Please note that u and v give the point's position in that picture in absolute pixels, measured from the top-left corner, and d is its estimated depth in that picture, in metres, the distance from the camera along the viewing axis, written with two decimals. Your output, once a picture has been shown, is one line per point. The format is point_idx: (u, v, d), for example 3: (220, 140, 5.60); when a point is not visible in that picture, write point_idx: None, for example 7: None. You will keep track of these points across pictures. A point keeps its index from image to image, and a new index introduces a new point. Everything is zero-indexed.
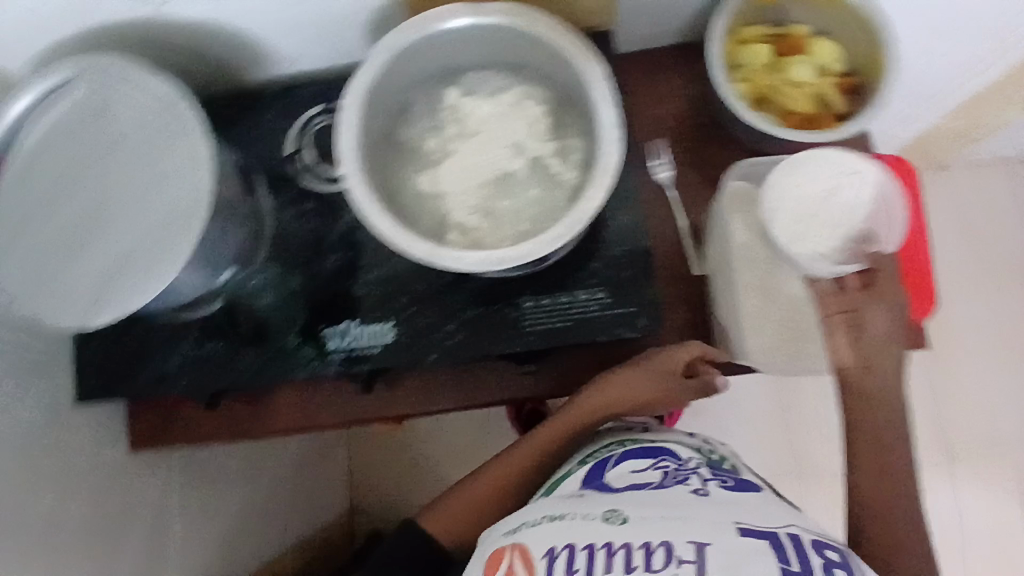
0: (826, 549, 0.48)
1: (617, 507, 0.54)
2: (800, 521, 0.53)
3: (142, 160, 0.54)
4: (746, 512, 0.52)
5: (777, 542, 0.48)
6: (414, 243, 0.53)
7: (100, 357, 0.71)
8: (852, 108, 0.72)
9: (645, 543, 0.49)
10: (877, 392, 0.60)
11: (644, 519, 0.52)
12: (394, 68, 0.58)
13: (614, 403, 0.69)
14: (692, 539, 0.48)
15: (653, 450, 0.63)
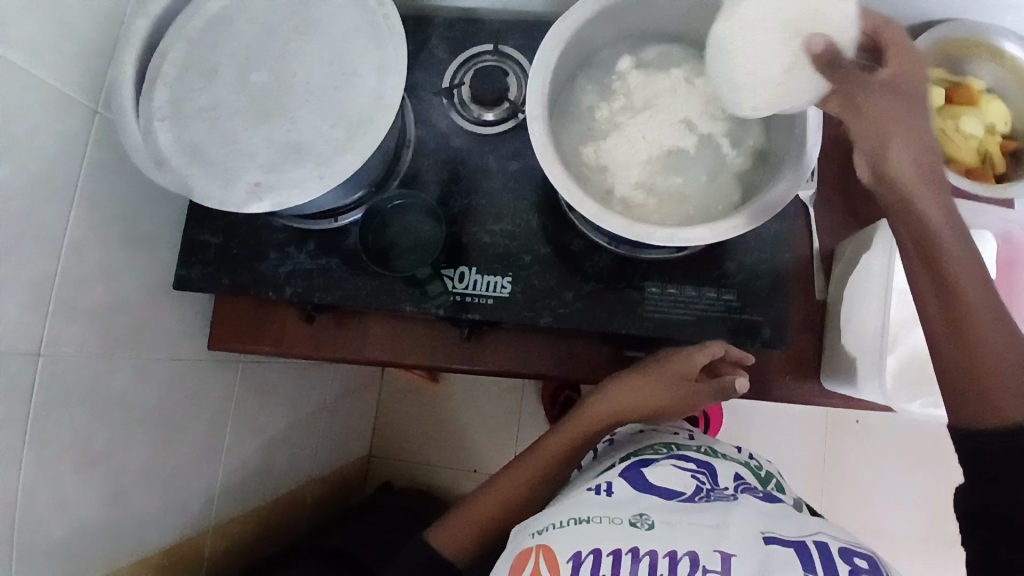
0: (857, 556, 0.46)
1: (644, 510, 0.51)
2: (830, 529, 0.50)
3: (332, 55, 0.55)
4: (773, 520, 0.49)
5: (805, 553, 0.45)
6: (584, 202, 0.52)
7: (209, 243, 0.70)
8: (1008, 172, 0.70)
9: (671, 552, 0.46)
10: (953, 238, 0.46)
11: (671, 524, 0.49)
12: (589, 26, 0.57)
13: (635, 404, 0.67)
14: (718, 549, 0.46)
15: (697, 458, 0.59)
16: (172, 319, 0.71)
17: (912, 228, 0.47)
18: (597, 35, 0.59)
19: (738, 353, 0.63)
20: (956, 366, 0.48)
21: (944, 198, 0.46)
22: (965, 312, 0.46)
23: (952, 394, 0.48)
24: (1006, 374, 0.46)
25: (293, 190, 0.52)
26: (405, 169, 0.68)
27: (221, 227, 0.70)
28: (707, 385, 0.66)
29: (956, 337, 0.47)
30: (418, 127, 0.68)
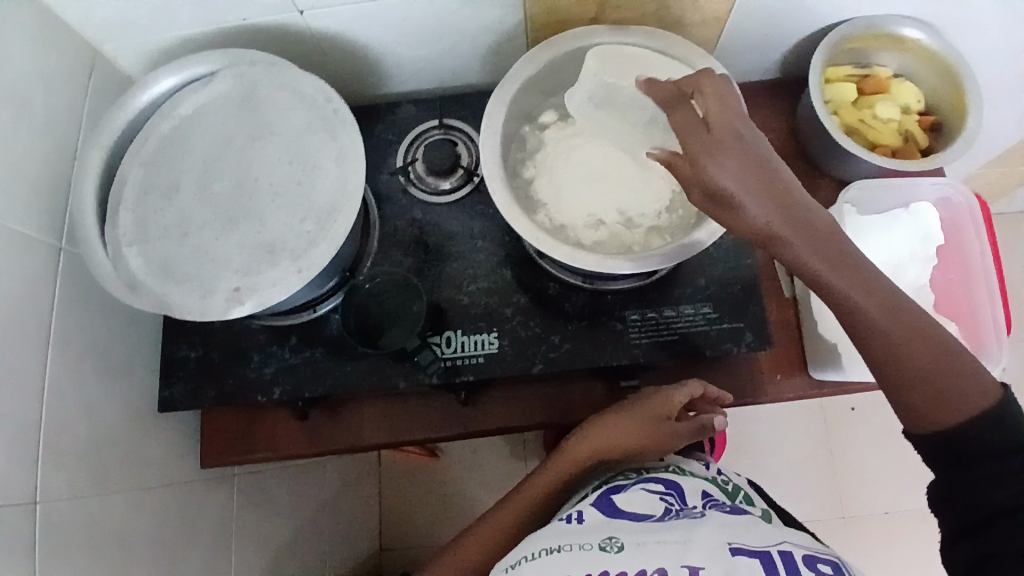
0: (820, 562, 0.51)
1: (614, 534, 0.55)
2: (793, 537, 0.55)
3: (290, 152, 0.57)
4: (740, 532, 0.54)
5: (770, 562, 0.50)
6: (553, 246, 0.56)
7: (190, 356, 0.70)
8: (933, 144, 0.75)
9: (641, 571, 0.50)
10: (846, 280, 0.50)
11: (640, 544, 0.53)
12: (526, 86, 0.62)
13: (615, 444, 0.67)
14: (686, 564, 0.50)
15: (665, 481, 0.64)
16: (161, 443, 0.69)
17: (809, 273, 0.51)
18: (534, 93, 0.64)
19: (716, 392, 0.68)
20: (897, 381, 0.53)
21: (820, 241, 0.49)
22: (882, 334, 0.52)
23: (907, 408, 0.54)
24: (931, 379, 0.52)
25: (273, 288, 0.53)
26: (375, 244, 0.69)
27: (199, 339, 0.70)
28: (687, 424, 0.68)
29: (886, 359, 0.52)
30: (379, 205, 0.70)
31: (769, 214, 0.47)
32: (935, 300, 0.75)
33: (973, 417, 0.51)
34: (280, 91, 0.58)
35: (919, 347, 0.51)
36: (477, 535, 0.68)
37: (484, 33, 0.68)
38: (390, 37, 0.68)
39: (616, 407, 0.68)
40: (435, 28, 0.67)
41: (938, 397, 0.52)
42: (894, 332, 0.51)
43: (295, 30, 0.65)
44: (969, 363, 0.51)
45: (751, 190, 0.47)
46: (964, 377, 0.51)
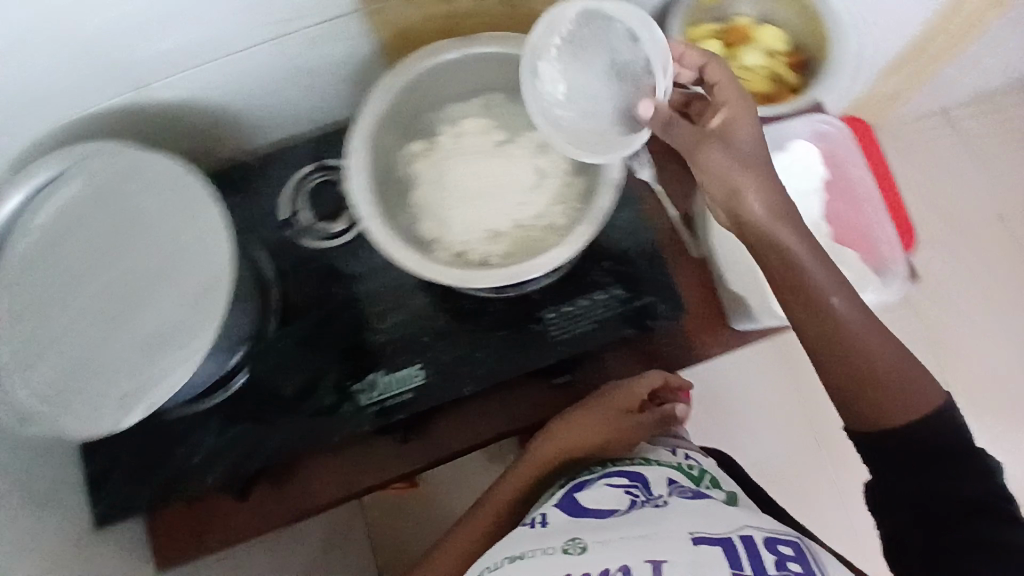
0: (780, 543, 0.53)
1: (577, 535, 0.55)
2: (754, 521, 0.57)
3: (156, 237, 0.55)
4: (702, 519, 0.55)
5: (732, 547, 0.51)
6: (444, 271, 0.55)
7: (122, 459, 0.68)
8: (802, 81, 0.78)
9: (604, 571, 0.49)
10: (816, 272, 0.51)
11: (605, 543, 0.53)
12: (383, 117, 0.58)
13: (582, 439, 0.68)
14: (650, 559, 0.49)
15: (630, 473, 0.64)
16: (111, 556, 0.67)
17: (776, 258, 0.52)
18: (394, 123, 0.60)
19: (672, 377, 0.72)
20: (848, 380, 0.52)
21: (805, 233, 0.52)
22: (838, 330, 0.51)
23: (849, 403, 0.53)
24: (883, 376, 0.51)
25: (160, 387, 0.52)
26: (281, 306, 0.67)
27: (127, 440, 0.68)
28: (649, 414, 0.70)
29: (835, 354, 0.52)
30: (271, 263, 0.68)
31: (763, 200, 0.52)
32: (834, 233, 0.73)
33: (907, 421, 0.51)
34: (134, 178, 0.56)
35: (886, 349, 0.52)
36: (436, 559, 0.67)
37: (340, 68, 0.67)
38: (244, 94, 0.66)
39: (580, 402, 0.70)
40: (287, 75, 0.65)
41: (892, 395, 0.51)
42: (858, 328, 0.51)
43: (143, 109, 0.63)
44: (923, 374, 0.52)
45: (750, 175, 0.52)
46: (918, 383, 0.52)
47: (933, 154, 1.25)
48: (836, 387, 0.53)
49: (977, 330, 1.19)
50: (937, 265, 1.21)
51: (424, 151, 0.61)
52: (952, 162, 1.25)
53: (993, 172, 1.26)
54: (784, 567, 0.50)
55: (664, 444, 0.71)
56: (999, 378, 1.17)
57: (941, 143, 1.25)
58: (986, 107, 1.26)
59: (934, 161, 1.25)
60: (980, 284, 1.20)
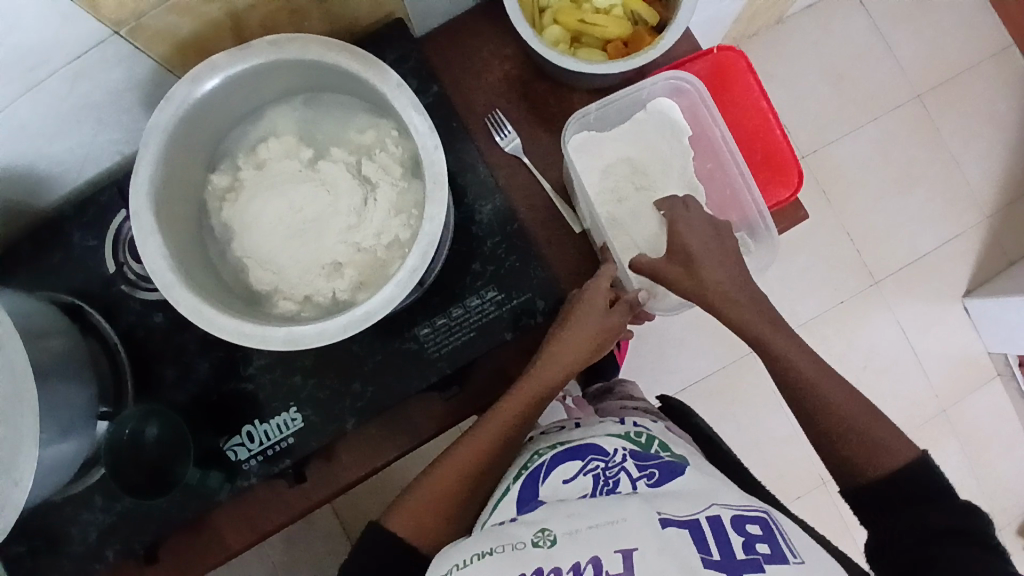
0: (749, 521, 0.49)
1: (546, 525, 0.51)
2: (721, 494, 0.53)
3: None
4: (669, 501, 0.51)
5: (699, 531, 0.48)
6: (269, 333, 0.49)
7: (19, 553, 0.65)
8: (663, 16, 0.68)
9: (574, 566, 0.46)
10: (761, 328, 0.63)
11: (574, 534, 0.49)
12: (169, 165, 0.52)
13: (565, 352, 0.63)
14: (619, 548, 0.46)
15: (581, 454, 0.60)
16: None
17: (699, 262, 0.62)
18: (186, 171, 0.54)
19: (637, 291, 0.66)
20: (830, 440, 0.61)
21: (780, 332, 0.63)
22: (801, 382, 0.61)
23: (848, 457, 0.60)
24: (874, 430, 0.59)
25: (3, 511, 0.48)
26: (135, 372, 0.62)
27: (17, 535, 0.65)
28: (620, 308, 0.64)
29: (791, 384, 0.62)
30: (117, 323, 0.63)
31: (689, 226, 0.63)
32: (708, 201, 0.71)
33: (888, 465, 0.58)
34: None
35: (840, 395, 0.61)
36: (412, 508, 0.63)
37: (125, 93, 0.57)
38: (25, 149, 0.57)
39: (556, 319, 0.63)
40: (63, 117, 0.56)
41: (866, 448, 0.59)
42: (806, 360, 0.62)
43: None
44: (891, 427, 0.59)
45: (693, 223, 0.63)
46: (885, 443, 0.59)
47: (830, 44, 1.21)
48: (803, 413, 0.62)
49: (899, 215, 1.20)
50: (849, 157, 1.20)
51: (230, 193, 0.56)
52: (850, 48, 1.21)
53: (896, 48, 1.22)
54: (751, 550, 0.46)
55: (609, 418, 0.69)
56: (922, 259, 1.20)
57: (837, 30, 1.21)
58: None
59: (833, 51, 1.21)
60: (895, 169, 1.20)
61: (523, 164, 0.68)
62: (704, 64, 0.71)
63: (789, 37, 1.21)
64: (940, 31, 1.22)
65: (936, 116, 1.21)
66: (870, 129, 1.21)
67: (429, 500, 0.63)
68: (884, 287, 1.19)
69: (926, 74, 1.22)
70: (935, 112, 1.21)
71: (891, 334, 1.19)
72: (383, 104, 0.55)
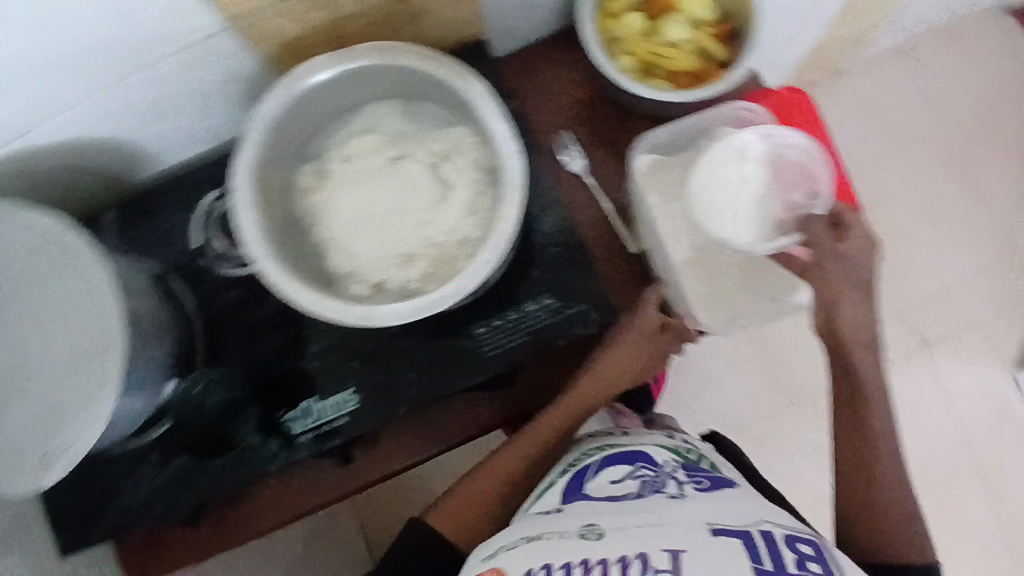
0: (800, 542, 0.48)
1: (594, 521, 0.54)
2: (774, 515, 0.53)
3: (46, 299, 0.53)
4: (717, 511, 0.53)
5: (750, 542, 0.48)
6: (346, 310, 0.53)
7: (73, 501, 0.68)
8: (734, 51, 0.72)
9: (621, 558, 0.47)
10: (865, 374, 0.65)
11: (621, 531, 0.51)
12: (268, 150, 0.56)
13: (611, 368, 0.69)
14: (667, 548, 0.47)
15: (630, 457, 0.62)
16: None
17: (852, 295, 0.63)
18: (281, 158, 0.59)
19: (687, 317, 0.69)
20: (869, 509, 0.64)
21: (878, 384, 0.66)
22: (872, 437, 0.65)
23: (875, 530, 0.62)
24: (907, 521, 0.63)
25: (73, 449, 0.52)
26: (203, 341, 0.66)
27: (71, 484, 0.69)
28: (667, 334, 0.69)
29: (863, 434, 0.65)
30: (193, 294, 0.67)
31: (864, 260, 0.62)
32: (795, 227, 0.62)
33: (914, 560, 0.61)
34: (14, 243, 0.54)
35: (895, 482, 0.64)
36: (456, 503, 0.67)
37: (230, 83, 0.63)
38: (131, 126, 0.63)
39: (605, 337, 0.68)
40: (172, 100, 0.61)
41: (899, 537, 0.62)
42: (885, 440, 0.65)
43: (30, 155, 0.60)
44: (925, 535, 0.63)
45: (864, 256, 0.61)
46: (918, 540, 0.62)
47: (893, 95, 1.20)
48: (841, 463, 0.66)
49: (954, 275, 1.16)
50: (903, 209, 1.18)
51: (316, 184, 0.61)
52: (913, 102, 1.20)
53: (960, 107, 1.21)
54: (803, 568, 0.45)
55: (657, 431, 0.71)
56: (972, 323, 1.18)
57: (900, 82, 1.20)
58: (954, 40, 1.21)
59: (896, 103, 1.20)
60: (951, 228, 1.18)
61: (585, 182, 0.72)
62: (772, 95, 0.73)
63: (851, 86, 1.20)
64: (1007, 95, 1.22)
65: (995, 179, 1.20)
66: (927, 184, 1.19)
67: (472, 498, 0.67)
68: (936, 347, 1.14)
69: (988, 137, 1.21)
70: (996, 176, 1.20)
71: (939, 402, 1.13)
72: (467, 111, 0.59)
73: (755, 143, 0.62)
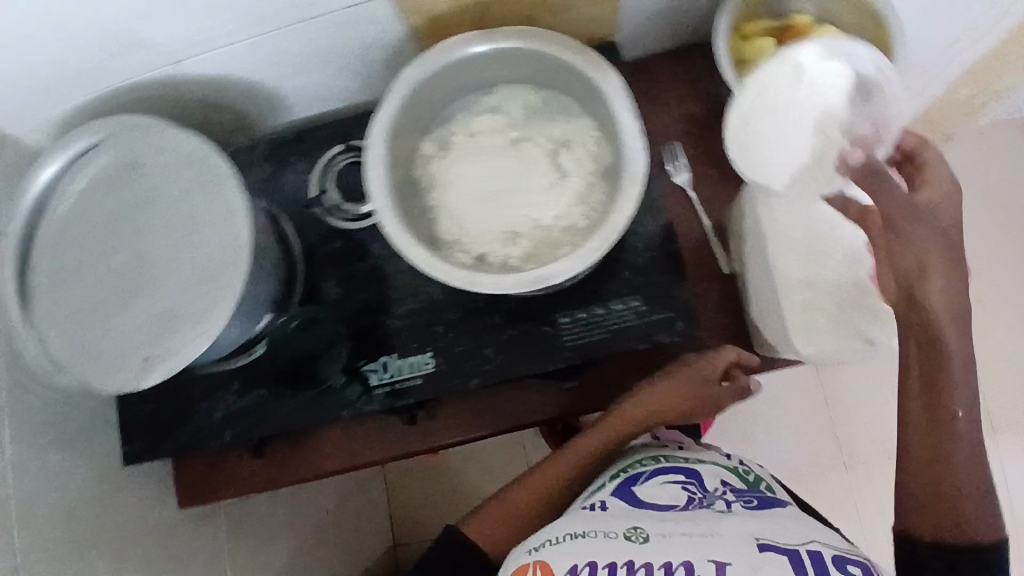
0: (850, 564, 0.48)
1: (639, 524, 0.54)
2: (827, 537, 0.52)
3: (178, 213, 0.56)
4: (766, 526, 0.52)
5: (799, 560, 0.47)
6: (452, 271, 0.55)
7: (148, 412, 0.71)
8: None
9: (666, 564, 0.48)
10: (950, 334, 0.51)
11: (666, 536, 0.52)
12: (404, 112, 0.59)
13: (663, 408, 0.68)
14: (713, 559, 0.48)
15: (686, 469, 0.62)
16: (121, 509, 0.72)
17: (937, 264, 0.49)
18: (412, 122, 0.62)
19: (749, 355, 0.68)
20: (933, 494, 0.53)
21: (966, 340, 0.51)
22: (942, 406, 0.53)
23: (926, 514, 0.54)
24: (974, 503, 0.53)
25: (177, 356, 0.53)
26: (301, 283, 0.70)
27: (149, 395, 0.72)
28: (728, 388, 0.68)
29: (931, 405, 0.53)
30: (301, 240, 0.71)
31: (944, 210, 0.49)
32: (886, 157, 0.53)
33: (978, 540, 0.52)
34: (158, 157, 0.57)
35: (965, 454, 0.53)
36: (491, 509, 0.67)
37: (372, 50, 0.66)
38: (274, 71, 0.66)
39: (659, 373, 0.68)
40: (318, 52, 0.65)
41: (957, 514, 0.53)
42: (967, 417, 0.53)
43: (177, 81, 0.64)
44: (995, 509, 0.53)
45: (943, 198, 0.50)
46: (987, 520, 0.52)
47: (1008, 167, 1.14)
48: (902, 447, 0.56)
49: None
50: (992, 290, 1.11)
51: (438, 152, 0.63)
52: None
53: None
54: None
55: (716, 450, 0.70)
56: None
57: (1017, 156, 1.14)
58: None
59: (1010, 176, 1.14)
60: None
61: (687, 195, 0.72)
62: None
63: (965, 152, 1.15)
64: None
65: None
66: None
67: (510, 506, 0.67)
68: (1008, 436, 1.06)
69: None
70: None
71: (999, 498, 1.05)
72: (595, 105, 0.61)
73: (824, 63, 0.57)
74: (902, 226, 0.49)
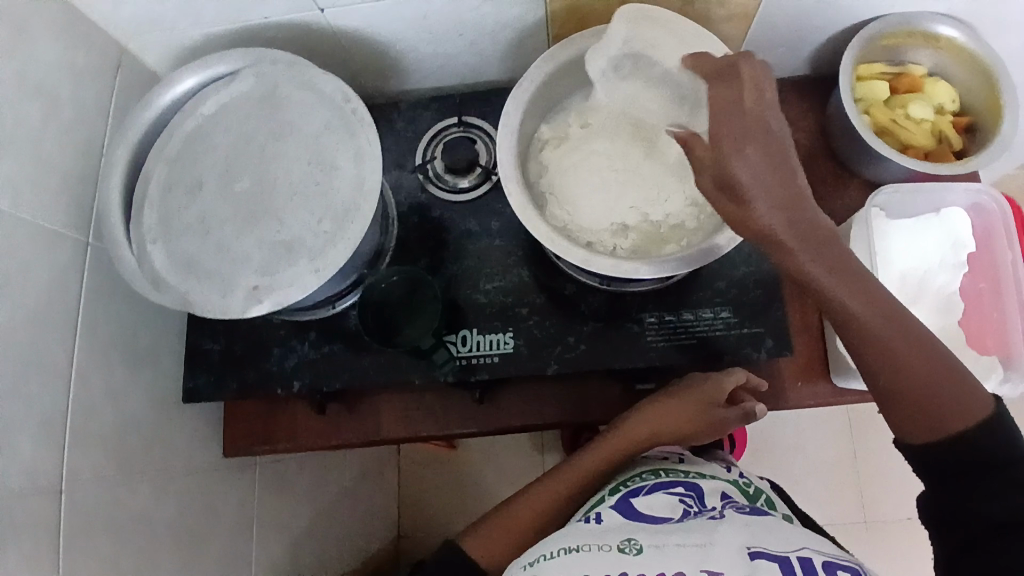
0: (841, 570, 0.45)
1: (632, 536, 0.50)
2: (816, 542, 0.49)
3: (310, 152, 0.56)
4: (760, 533, 0.48)
5: (790, 570, 0.44)
6: (570, 249, 0.56)
7: (217, 350, 0.70)
8: (967, 147, 0.71)
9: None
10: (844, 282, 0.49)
11: (659, 546, 0.47)
12: (538, 90, 0.61)
13: (664, 425, 0.68)
14: (705, 569, 0.44)
15: (684, 483, 0.59)
16: (174, 443, 0.67)
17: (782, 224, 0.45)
18: (540, 103, 0.63)
19: (755, 380, 0.67)
20: (894, 391, 0.53)
21: (838, 255, 0.48)
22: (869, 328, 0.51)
23: (898, 414, 0.53)
24: (934, 393, 0.51)
25: (291, 287, 0.53)
26: (394, 244, 0.70)
27: (222, 332, 0.70)
28: (732, 411, 0.68)
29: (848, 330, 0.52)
30: (398, 206, 0.71)
31: (777, 204, 0.45)
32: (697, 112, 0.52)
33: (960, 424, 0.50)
34: (298, 95, 0.58)
35: (910, 347, 0.51)
36: (494, 522, 0.66)
37: (506, 30, 0.66)
38: (410, 34, 0.65)
39: (663, 393, 0.70)
40: (453, 24, 0.64)
41: (925, 409, 0.52)
42: (873, 316, 0.51)
43: (313, 28, 0.64)
44: (960, 377, 0.51)
45: (769, 173, 0.44)
46: (958, 394, 0.51)
47: None
48: (881, 384, 0.53)
49: None
50: None
51: (555, 139, 0.64)
52: None
53: None
54: None
55: (717, 463, 0.67)
56: None
57: None
58: None
59: None
60: None
61: None
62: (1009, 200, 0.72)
63: None
64: None
65: None
66: None
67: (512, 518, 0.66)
68: None
69: None
70: None
71: None
72: None
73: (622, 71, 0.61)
74: (729, 173, 0.44)
